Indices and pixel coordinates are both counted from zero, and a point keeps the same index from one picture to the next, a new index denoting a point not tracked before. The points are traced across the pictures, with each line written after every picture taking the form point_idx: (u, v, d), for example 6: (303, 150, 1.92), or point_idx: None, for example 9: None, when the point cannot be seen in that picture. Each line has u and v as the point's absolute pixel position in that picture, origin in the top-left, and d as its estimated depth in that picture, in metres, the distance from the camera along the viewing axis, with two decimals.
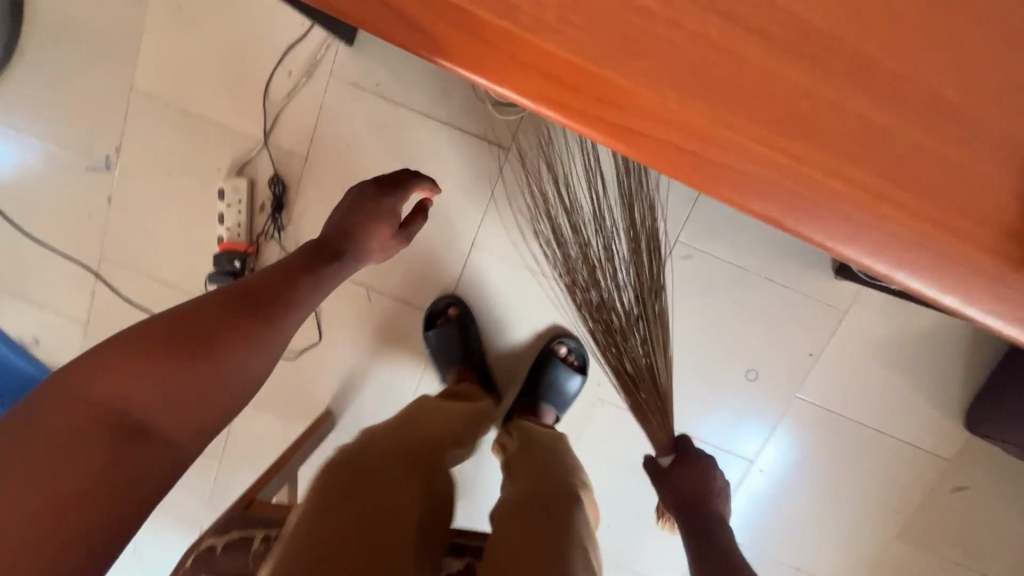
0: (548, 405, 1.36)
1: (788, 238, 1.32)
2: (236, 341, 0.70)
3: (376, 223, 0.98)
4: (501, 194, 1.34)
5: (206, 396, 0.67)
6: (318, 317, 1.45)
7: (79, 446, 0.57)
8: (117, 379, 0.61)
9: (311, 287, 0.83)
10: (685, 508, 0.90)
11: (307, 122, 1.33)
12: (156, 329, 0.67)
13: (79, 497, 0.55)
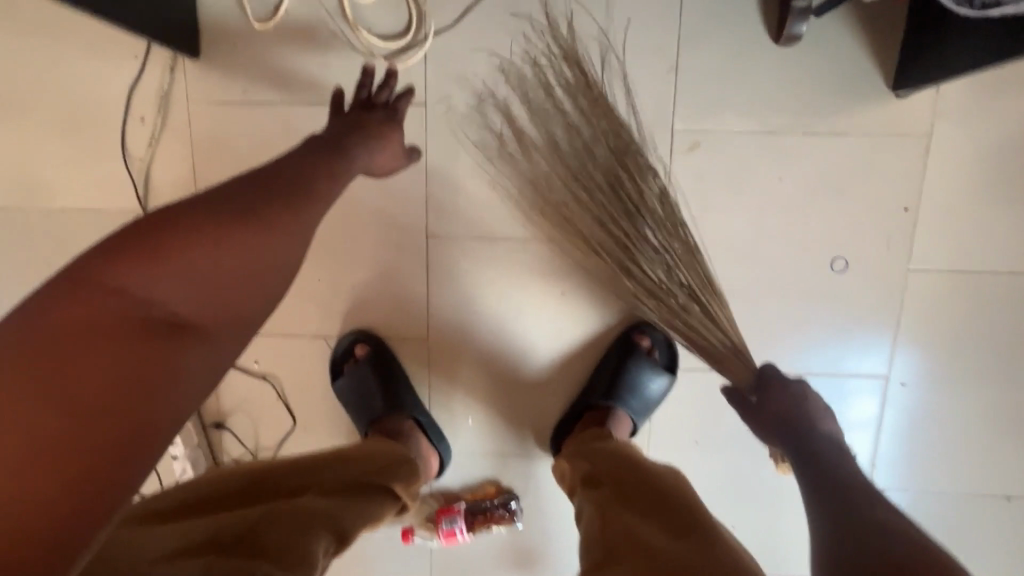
0: (623, 411, 1.06)
1: (816, 72, 0.98)
2: (275, 245, 0.62)
3: (383, 141, 0.81)
4: (439, 159, 1.05)
5: (235, 308, 0.59)
6: (283, 397, 1.15)
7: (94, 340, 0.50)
8: (148, 267, 0.55)
9: (330, 169, 0.71)
10: (786, 436, 0.69)
11: (184, 169, 1.07)
12: (195, 215, 0.59)
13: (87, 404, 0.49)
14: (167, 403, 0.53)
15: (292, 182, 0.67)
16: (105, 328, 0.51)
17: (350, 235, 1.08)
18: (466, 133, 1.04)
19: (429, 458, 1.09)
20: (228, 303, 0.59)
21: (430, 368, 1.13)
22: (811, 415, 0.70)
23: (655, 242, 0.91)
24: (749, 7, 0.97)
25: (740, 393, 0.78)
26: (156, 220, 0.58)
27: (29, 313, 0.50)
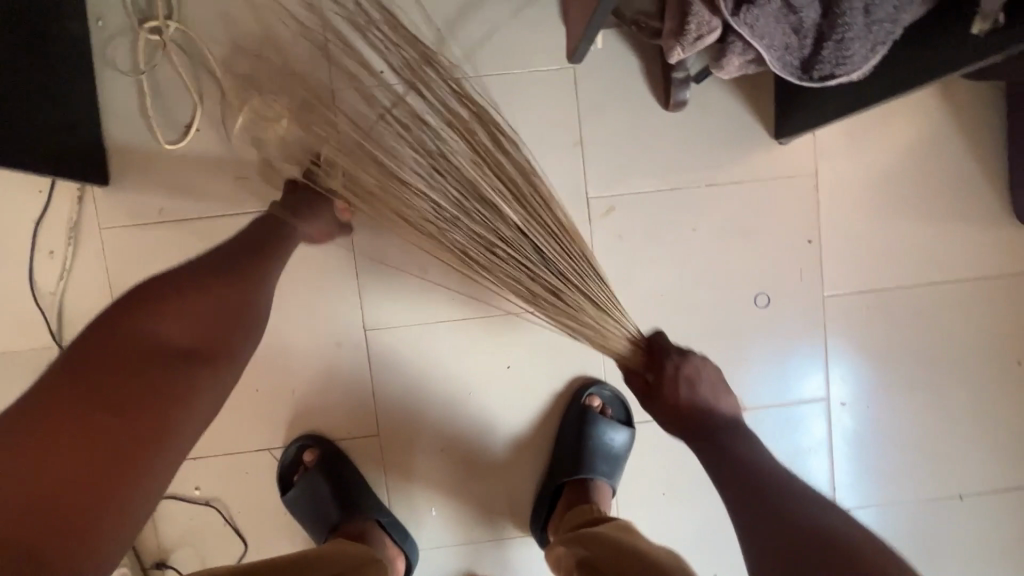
0: (599, 476, 1.06)
1: (707, 130, 1.07)
2: (238, 297, 0.80)
3: (313, 224, 0.90)
4: (367, 253, 1.05)
5: (217, 344, 0.76)
6: (231, 521, 1.08)
7: (117, 368, 0.69)
8: (145, 322, 0.73)
9: (283, 227, 0.88)
10: (685, 425, 0.76)
11: (100, 297, 1.03)
12: (184, 278, 0.79)
13: (107, 420, 0.66)
14: (174, 424, 0.69)
15: (260, 244, 0.86)
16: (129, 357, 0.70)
17: (286, 338, 1.06)
18: (391, 225, 1.05)
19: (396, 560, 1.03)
20: (217, 339, 0.77)
21: (385, 463, 1.09)
22: (711, 394, 0.76)
23: (534, 239, 0.75)
24: (638, 79, 1.05)
25: (637, 372, 0.79)
26: (159, 282, 0.77)
27: (69, 363, 0.70)
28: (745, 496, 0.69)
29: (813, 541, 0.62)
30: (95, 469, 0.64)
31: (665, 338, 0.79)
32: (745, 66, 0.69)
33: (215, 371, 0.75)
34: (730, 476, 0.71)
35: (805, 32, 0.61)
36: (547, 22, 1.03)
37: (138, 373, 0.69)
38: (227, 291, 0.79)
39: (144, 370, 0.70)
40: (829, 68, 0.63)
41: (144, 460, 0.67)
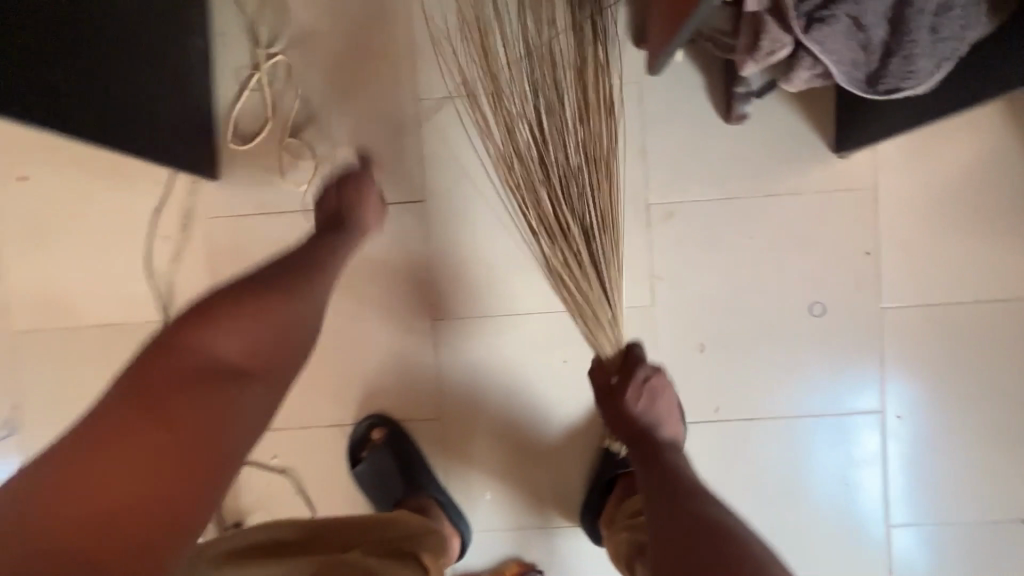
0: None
1: (766, 142, 1.11)
2: (294, 312, 0.74)
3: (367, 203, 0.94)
4: (439, 248, 1.14)
5: (270, 365, 0.71)
6: (302, 489, 1.17)
7: (175, 394, 0.63)
8: (201, 340, 0.67)
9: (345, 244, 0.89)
10: (631, 434, 0.87)
11: (203, 277, 1.16)
12: (241, 293, 0.74)
13: (169, 449, 0.61)
14: (230, 449, 0.64)
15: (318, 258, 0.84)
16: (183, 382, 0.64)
17: (361, 323, 1.15)
18: (464, 224, 1.14)
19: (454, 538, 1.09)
20: (268, 357, 0.71)
21: (444, 446, 1.16)
22: (661, 415, 0.89)
23: (599, 248, 0.92)
24: (700, 94, 1.11)
25: (604, 370, 0.94)
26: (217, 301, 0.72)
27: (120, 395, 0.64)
28: (657, 494, 0.74)
29: (699, 533, 0.66)
30: (158, 501, 0.60)
31: (640, 354, 0.93)
32: (811, 82, 0.74)
33: (268, 387, 0.70)
34: (653, 474, 0.78)
35: (873, 46, 0.65)
36: (616, 40, 1.11)
37: (194, 399, 0.64)
38: (284, 310, 0.73)
39: (199, 400, 0.64)
40: (895, 82, 0.67)
41: (207, 483, 0.62)
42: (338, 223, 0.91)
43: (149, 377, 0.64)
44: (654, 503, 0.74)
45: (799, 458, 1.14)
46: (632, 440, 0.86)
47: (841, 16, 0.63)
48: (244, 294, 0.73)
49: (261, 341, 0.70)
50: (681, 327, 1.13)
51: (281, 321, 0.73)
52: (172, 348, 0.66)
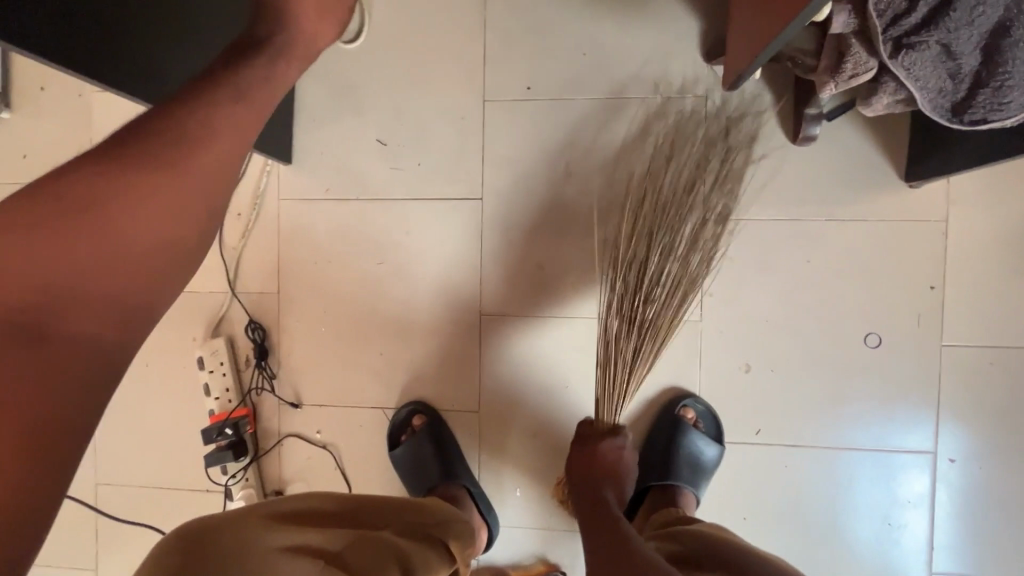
0: (684, 485, 1.10)
1: (833, 166, 1.09)
2: (165, 180, 0.63)
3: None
4: (493, 246, 1.17)
5: (158, 247, 0.64)
6: (341, 466, 1.22)
7: (67, 219, 0.59)
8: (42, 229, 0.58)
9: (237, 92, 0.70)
10: (582, 483, 1.02)
11: (270, 255, 1.22)
12: (92, 167, 0.62)
13: (88, 286, 0.59)
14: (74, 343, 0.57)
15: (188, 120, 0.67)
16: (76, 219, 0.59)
17: (411, 312, 1.20)
18: (520, 223, 1.17)
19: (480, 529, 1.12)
20: (157, 240, 0.63)
21: (480, 439, 1.18)
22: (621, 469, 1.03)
23: (653, 344, 1.03)
24: (769, 112, 1.10)
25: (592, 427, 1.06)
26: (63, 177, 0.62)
27: None
28: (597, 526, 0.93)
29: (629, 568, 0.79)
30: (52, 369, 0.55)
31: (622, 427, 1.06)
32: (892, 106, 0.74)
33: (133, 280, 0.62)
34: (594, 520, 0.95)
35: (962, 76, 0.64)
36: (687, 54, 1.11)
37: (93, 225, 0.59)
38: (171, 142, 0.65)
39: (102, 229, 0.60)
40: (983, 113, 0.66)
41: (101, 379, 0.59)
42: (248, 45, 0.75)
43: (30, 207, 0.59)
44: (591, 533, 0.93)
45: (838, 491, 1.11)
46: (586, 501, 1.00)
47: (928, 45, 0.62)
48: (126, 137, 0.66)
49: (167, 173, 0.64)
50: (728, 345, 1.12)
51: (173, 158, 0.65)
52: (53, 183, 0.61)
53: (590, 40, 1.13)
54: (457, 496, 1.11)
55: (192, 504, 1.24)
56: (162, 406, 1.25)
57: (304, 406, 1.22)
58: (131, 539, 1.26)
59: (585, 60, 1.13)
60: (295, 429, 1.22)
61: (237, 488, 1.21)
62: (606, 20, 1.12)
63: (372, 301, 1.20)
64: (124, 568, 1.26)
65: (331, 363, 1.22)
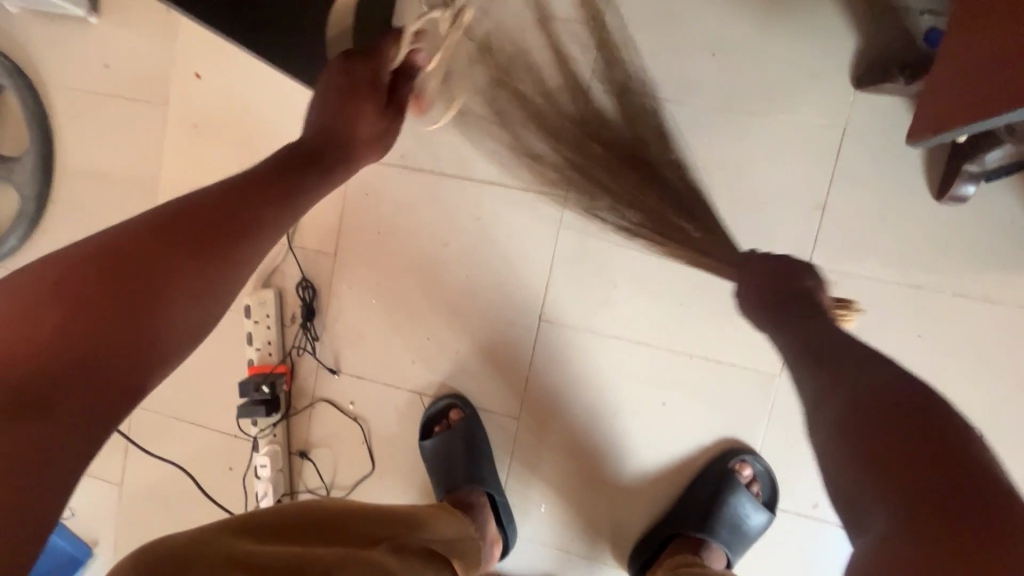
0: (716, 543, 1.02)
1: (979, 233, 0.94)
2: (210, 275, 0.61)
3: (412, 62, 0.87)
4: (567, 249, 1.08)
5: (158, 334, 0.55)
6: (368, 441, 1.19)
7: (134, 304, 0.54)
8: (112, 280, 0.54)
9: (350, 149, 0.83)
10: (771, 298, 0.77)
11: (333, 214, 1.17)
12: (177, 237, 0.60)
13: (111, 337, 0.51)
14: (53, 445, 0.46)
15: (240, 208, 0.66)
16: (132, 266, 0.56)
17: (467, 300, 1.12)
18: (601, 230, 1.06)
19: (494, 543, 1.09)
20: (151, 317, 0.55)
21: (513, 445, 1.13)
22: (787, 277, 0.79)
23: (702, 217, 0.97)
24: (914, 158, 0.95)
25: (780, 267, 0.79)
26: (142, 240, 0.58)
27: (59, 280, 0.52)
28: (826, 360, 0.63)
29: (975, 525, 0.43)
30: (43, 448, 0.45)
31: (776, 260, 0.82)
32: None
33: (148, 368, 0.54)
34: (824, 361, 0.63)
35: None
36: (830, 76, 0.97)
37: (150, 294, 0.56)
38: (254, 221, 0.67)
39: (123, 293, 0.54)
40: None
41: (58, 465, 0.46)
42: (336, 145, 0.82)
43: (64, 268, 0.53)
44: (818, 365, 0.63)
45: None
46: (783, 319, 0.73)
47: None
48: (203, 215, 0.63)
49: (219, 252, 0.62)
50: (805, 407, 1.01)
51: (230, 244, 0.63)
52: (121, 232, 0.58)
53: (721, 42, 1.00)
54: (474, 502, 1.07)
55: (218, 447, 1.24)
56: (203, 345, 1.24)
57: (342, 374, 1.19)
58: (156, 467, 1.27)
59: (711, 61, 1.01)
60: (328, 395, 1.19)
61: (263, 443, 1.19)
62: (744, 24, 0.99)
63: (428, 281, 1.14)
64: (144, 492, 1.28)
65: (376, 336, 1.17)
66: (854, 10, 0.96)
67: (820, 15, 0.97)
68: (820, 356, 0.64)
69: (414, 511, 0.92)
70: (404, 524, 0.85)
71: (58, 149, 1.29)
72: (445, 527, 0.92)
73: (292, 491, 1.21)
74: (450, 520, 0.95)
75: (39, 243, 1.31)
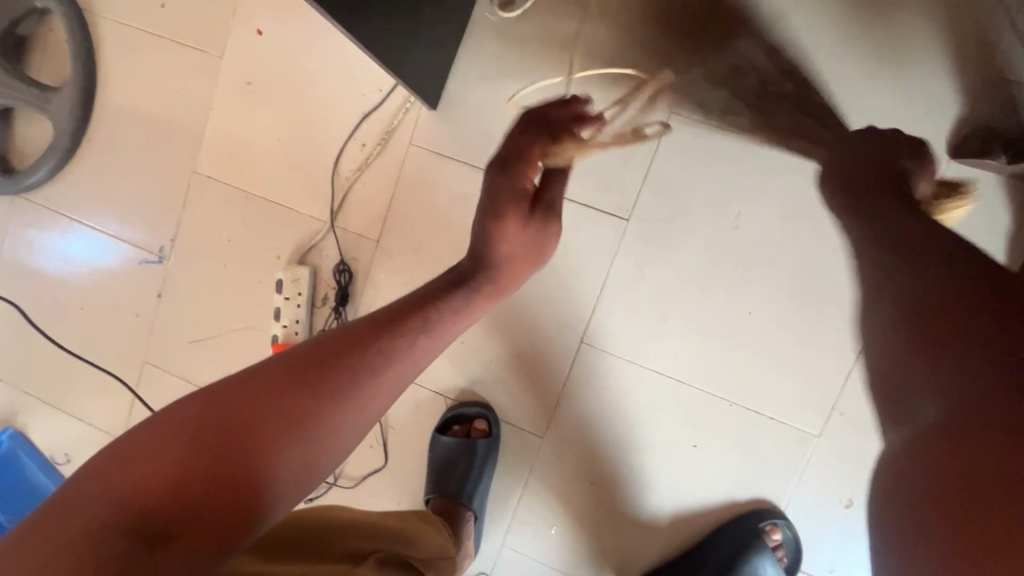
0: None
1: None
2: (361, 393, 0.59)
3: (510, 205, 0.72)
4: (620, 275, 1.04)
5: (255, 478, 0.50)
6: (384, 435, 1.15)
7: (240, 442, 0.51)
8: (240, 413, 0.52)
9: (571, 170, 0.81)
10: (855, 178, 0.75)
11: (382, 199, 1.12)
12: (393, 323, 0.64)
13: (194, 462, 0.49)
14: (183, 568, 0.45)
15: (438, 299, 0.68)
16: (223, 430, 0.51)
17: (509, 310, 1.09)
18: (660, 260, 1.03)
19: (468, 558, 1.08)
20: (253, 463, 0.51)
21: (534, 464, 1.10)
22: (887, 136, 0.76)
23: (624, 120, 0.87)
24: (995, 242, 0.92)
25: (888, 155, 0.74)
26: (349, 342, 0.61)
27: (210, 398, 0.53)
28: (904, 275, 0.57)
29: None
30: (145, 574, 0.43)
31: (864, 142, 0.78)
32: None
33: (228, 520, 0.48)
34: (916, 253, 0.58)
35: None
36: (926, 140, 0.93)
37: (294, 412, 0.54)
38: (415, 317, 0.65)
39: (250, 444, 0.51)
40: None
41: None
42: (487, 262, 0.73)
43: (196, 405, 0.52)
44: (890, 290, 0.57)
45: None
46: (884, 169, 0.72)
47: None
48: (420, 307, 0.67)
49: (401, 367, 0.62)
50: (839, 475, 0.99)
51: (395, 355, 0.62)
52: (352, 340, 0.61)
53: (820, 86, 0.95)
54: (460, 519, 1.06)
55: None
56: (226, 313, 1.20)
57: None
58: None
59: None
60: None
61: None
62: (848, 73, 0.94)
63: None
64: None
65: None
66: (964, 76, 0.92)
67: (927, 78, 0.93)
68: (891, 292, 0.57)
69: (407, 524, 0.90)
70: (395, 539, 0.82)
71: (101, 84, 1.23)
72: (433, 547, 0.90)
73: None
74: (431, 535, 0.92)
75: (70, 178, 1.26)
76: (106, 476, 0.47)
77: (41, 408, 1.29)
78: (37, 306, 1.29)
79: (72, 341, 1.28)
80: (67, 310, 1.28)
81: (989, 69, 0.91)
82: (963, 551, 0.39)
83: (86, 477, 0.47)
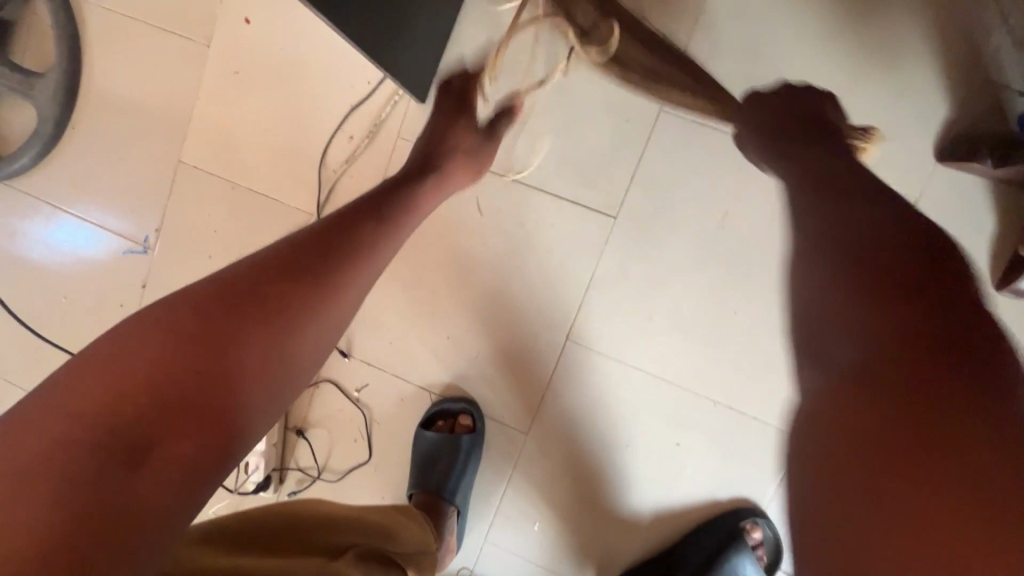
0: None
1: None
2: (313, 308, 0.63)
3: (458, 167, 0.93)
4: (607, 273, 1.04)
5: (225, 394, 0.56)
6: (368, 429, 1.15)
7: (201, 361, 0.55)
8: (195, 335, 0.56)
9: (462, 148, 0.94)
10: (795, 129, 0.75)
11: (369, 192, 1.11)
12: (332, 246, 0.68)
13: (158, 381, 0.53)
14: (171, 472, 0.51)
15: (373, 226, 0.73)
16: (181, 350, 0.55)
17: (495, 306, 1.08)
18: (646, 257, 1.03)
19: (449, 552, 1.09)
20: (221, 380, 0.56)
21: (517, 459, 1.10)
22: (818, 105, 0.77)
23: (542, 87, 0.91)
24: (980, 245, 0.92)
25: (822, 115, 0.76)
26: (291, 262, 0.65)
27: (158, 322, 0.57)
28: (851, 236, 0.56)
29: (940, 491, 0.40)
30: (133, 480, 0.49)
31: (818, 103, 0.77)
32: None
33: (207, 430, 0.54)
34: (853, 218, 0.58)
35: None
36: (913, 143, 0.93)
37: (248, 328, 0.59)
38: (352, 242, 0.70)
39: (213, 361, 0.56)
40: None
41: (164, 489, 0.50)
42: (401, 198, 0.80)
43: (151, 330, 0.56)
44: (822, 244, 0.58)
45: None
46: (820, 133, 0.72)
47: None
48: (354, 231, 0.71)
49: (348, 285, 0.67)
50: None
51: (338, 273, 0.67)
52: (291, 260, 0.65)
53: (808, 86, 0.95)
54: (443, 514, 1.06)
55: None
56: None
57: (353, 358, 1.15)
58: None
59: None
60: (335, 376, 1.15)
61: None
62: (836, 73, 0.94)
63: (458, 282, 1.10)
64: None
65: (395, 326, 1.13)
66: (952, 78, 0.91)
67: (915, 80, 0.92)
68: (825, 243, 0.57)
69: (389, 520, 0.90)
70: (376, 533, 0.82)
71: (85, 71, 1.21)
72: (415, 540, 0.90)
73: (282, 466, 1.18)
74: (413, 530, 0.92)
75: (54, 167, 1.24)
76: (65, 405, 0.50)
77: (24, 398, 1.28)
78: (20, 295, 1.27)
79: (55, 331, 1.26)
80: (50, 300, 1.26)
81: (977, 71, 0.91)
82: (858, 510, 0.43)
83: (42, 407, 0.50)
